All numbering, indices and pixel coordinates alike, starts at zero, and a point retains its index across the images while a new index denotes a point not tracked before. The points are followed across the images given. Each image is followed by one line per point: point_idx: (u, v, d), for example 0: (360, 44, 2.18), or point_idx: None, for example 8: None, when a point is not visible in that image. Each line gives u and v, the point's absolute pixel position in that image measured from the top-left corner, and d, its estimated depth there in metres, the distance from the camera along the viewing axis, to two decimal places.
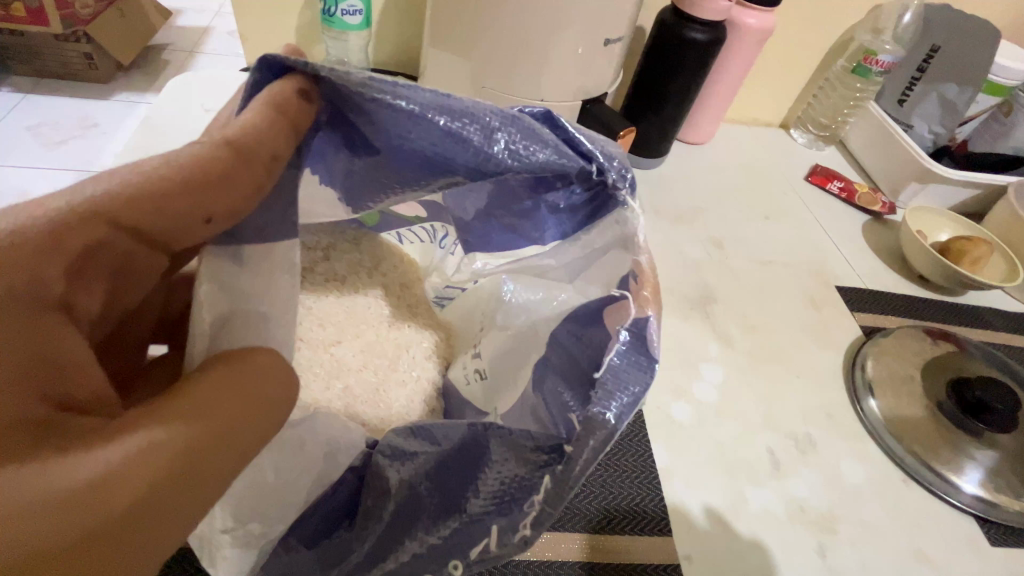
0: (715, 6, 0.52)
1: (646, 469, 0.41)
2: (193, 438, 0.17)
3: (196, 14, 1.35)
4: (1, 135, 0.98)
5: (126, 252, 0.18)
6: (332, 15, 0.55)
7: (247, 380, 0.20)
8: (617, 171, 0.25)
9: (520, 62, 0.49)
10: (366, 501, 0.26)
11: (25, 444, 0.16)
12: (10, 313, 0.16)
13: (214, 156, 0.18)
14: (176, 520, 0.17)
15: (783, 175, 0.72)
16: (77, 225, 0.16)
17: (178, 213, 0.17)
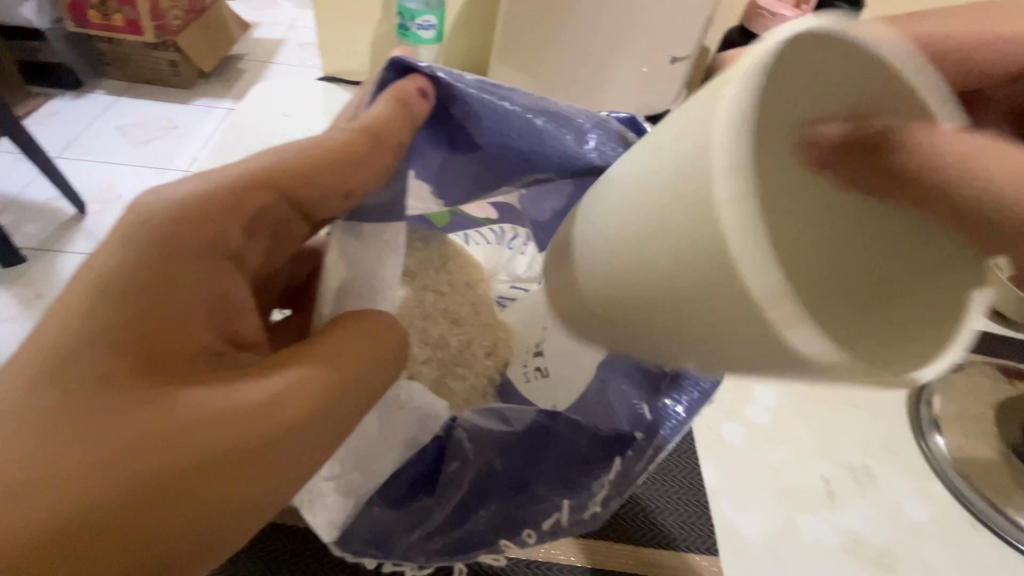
0: (786, 26, 0.51)
1: (694, 486, 0.41)
2: (326, 377, 0.22)
3: (272, 27, 1.44)
4: (95, 133, 1.07)
5: (283, 216, 0.24)
6: (407, 30, 0.58)
7: (363, 339, 0.24)
8: None
9: (586, 78, 0.50)
10: (445, 470, 0.31)
11: (205, 368, 0.21)
12: (196, 260, 0.22)
13: (353, 139, 0.23)
14: (313, 445, 0.22)
15: None
16: (251, 190, 0.22)
17: (323, 184, 0.23)
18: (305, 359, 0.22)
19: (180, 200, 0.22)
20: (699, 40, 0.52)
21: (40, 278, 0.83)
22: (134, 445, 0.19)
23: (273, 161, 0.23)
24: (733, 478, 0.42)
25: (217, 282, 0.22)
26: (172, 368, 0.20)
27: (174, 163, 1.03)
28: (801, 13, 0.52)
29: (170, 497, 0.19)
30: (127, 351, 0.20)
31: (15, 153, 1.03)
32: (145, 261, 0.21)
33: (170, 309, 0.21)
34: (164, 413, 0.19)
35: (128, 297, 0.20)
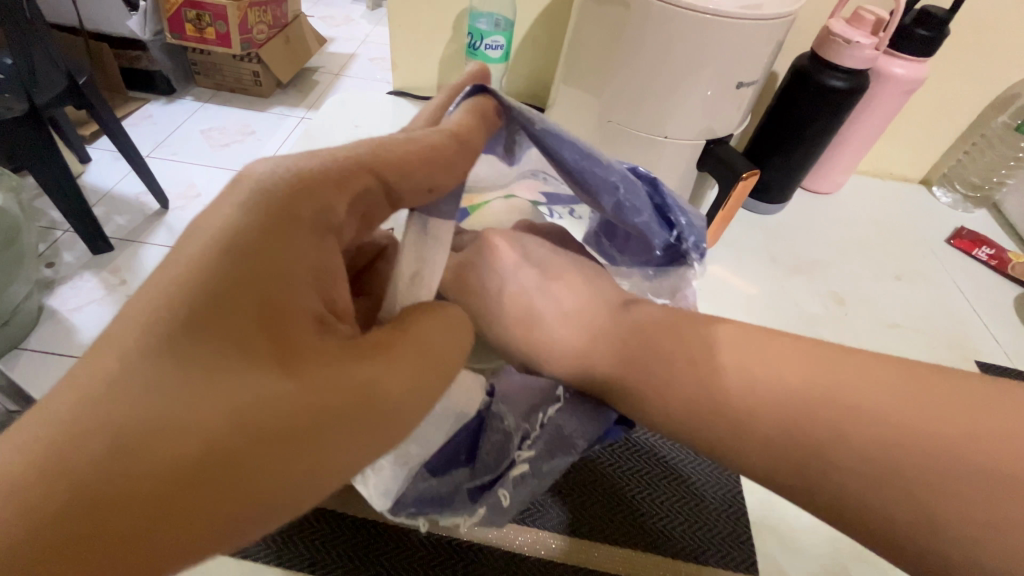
0: (861, 54, 0.50)
1: (732, 505, 0.43)
2: (410, 376, 0.21)
3: (346, 42, 1.52)
4: (183, 136, 1.17)
5: (379, 205, 0.21)
6: (476, 49, 0.61)
7: (443, 338, 0.23)
8: (692, 242, 0.34)
9: (649, 101, 0.50)
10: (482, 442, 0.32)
11: (307, 329, 0.19)
12: (303, 226, 0.19)
13: (443, 146, 0.22)
14: (384, 441, 0.20)
15: (920, 235, 0.67)
16: (354, 170, 0.20)
17: (417, 177, 0.22)
18: (404, 350, 0.22)
19: (293, 168, 0.19)
20: (768, 65, 0.51)
21: (125, 265, 0.91)
22: (249, 411, 0.17)
23: (377, 146, 0.21)
24: (775, 516, 0.42)
25: (322, 256, 0.19)
26: (289, 335, 0.18)
27: None
28: (879, 40, 0.51)
29: (267, 462, 0.17)
30: (246, 309, 0.17)
31: (113, 151, 1.13)
32: (260, 221, 0.18)
33: (285, 274, 0.18)
34: (284, 382, 0.18)
35: (231, 255, 0.17)
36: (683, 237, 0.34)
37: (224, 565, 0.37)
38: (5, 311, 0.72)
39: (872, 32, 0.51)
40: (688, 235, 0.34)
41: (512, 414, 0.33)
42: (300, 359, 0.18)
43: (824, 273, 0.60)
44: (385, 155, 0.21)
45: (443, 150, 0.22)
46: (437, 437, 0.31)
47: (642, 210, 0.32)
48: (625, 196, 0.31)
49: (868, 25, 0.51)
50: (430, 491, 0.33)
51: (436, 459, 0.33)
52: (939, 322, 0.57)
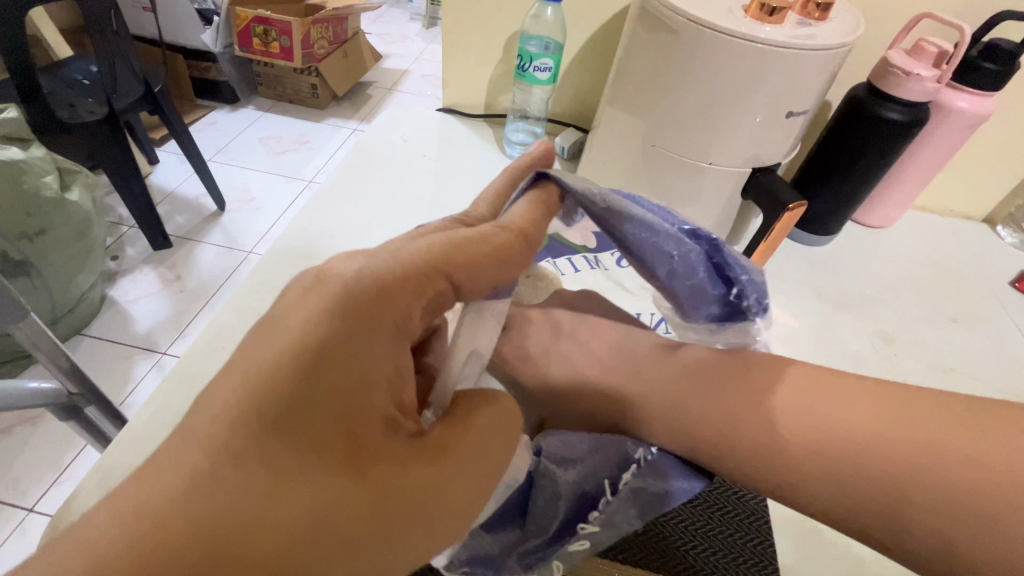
0: (920, 87, 0.48)
1: (759, 533, 0.41)
2: (457, 474, 0.23)
3: (399, 59, 1.58)
4: (243, 142, 1.23)
5: (443, 304, 0.23)
6: (525, 71, 0.63)
7: (491, 423, 0.25)
8: (757, 301, 0.30)
9: (693, 127, 0.50)
10: (536, 498, 0.32)
11: (379, 433, 0.21)
12: (382, 339, 0.21)
13: (509, 242, 0.25)
14: (434, 534, 0.22)
15: (981, 276, 0.64)
16: (426, 280, 0.22)
17: (483, 280, 0.24)
18: (462, 448, 0.24)
19: (373, 270, 0.21)
20: (821, 95, 0.51)
21: (181, 262, 0.96)
22: (323, 513, 0.19)
23: (450, 248, 0.23)
24: (812, 563, 0.40)
25: (395, 359, 0.22)
26: (362, 444, 0.21)
27: (301, 174, 1.16)
28: (942, 72, 0.49)
29: (337, 560, 0.20)
30: (335, 427, 0.20)
31: (179, 155, 1.21)
32: (344, 329, 0.20)
33: (365, 382, 0.21)
34: (359, 486, 0.20)
35: (316, 368, 0.20)
36: (744, 294, 0.30)
37: None
38: (72, 299, 0.78)
39: (935, 63, 0.49)
40: (750, 292, 0.29)
41: (574, 474, 0.32)
42: (368, 461, 0.21)
43: (873, 311, 0.58)
44: (455, 256, 0.23)
45: (509, 249, 0.25)
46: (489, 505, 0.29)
47: (697, 270, 0.30)
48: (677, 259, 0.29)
49: (931, 56, 0.49)
50: (481, 551, 0.32)
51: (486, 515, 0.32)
52: (1000, 373, 0.54)
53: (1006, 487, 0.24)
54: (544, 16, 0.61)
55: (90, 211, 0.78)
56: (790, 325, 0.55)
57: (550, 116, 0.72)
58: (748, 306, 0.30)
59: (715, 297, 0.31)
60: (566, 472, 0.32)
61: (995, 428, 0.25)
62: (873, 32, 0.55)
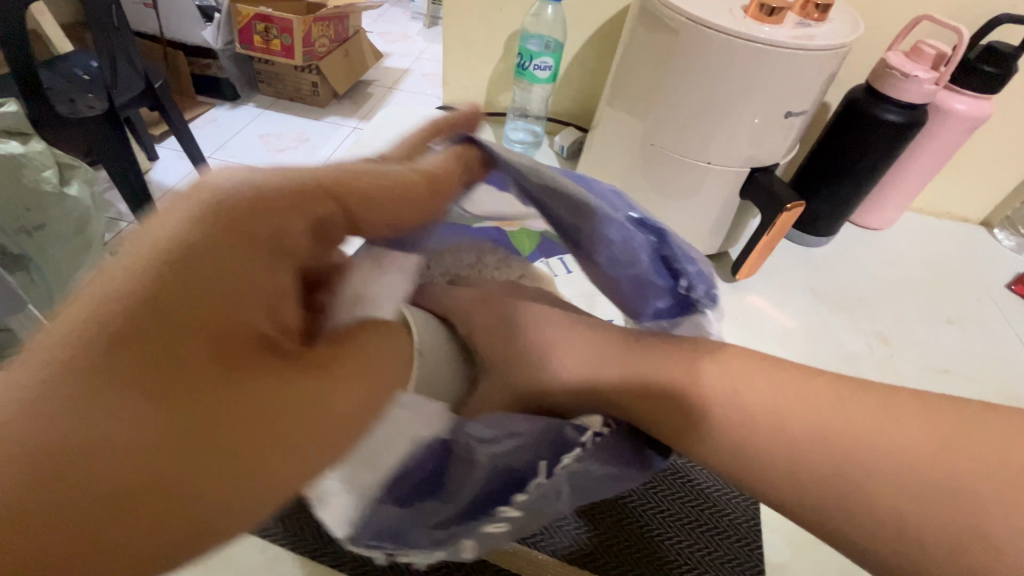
0: (918, 89, 0.49)
1: (751, 558, 0.40)
2: (348, 404, 0.20)
3: (401, 58, 1.58)
4: (243, 139, 1.23)
5: (331, 228, 0.21)
6: (525, 69, 0.63)
7: (388, 353, 0.23)
8: (705, 291, 0.30)
9: (692, 126, 0.50)
10: (457, 471, 0.29)
11: (247, 357, 0.18)
12: (255, 250, 0.18)
13: (415, 181, 0.23)
14: (312, 473, 0.19)
15: (977, 278, 0.64)
16: (314, 195, 0.20)
17: (384, 215, 0.22)
18: (348, 362, 0.21)
19: (253, 181, 0.18)
20: (819, 96, 0.51)
21: None
22: (159, 439, 0.16)
23: (349, 176, 0.21)
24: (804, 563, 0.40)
25: (274, 276, 0.19)
26: (221, 365, 0.17)
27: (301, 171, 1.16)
28: (940, 74, 0.49)
29: (178, 499, 0.16)
30: (191, 336, 0.17)
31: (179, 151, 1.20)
32: (202, 229, 0.17)
33: (242, 295, 0.18)
34: (223, 399, 0.17)
35: (163, 272, 0.16)
36: (693, 286, 0.30)
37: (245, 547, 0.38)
38: None
39: (933, 66, 0.50)
40: (698, 284, 0.29)
41: (506, 450, 0.28)
42: (232, 383, 0.17)
43: (869, 312, 0.58)
44: (350, 182, 0.21)
45: (416, 188, 0.23)
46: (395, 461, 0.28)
47: (638, 254, 0.30)
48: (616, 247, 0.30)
49: (929, 58, 0.49)
50: (392, 524, 0.29)
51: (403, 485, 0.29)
52: (994, 375, 0.54)
53: (1000, 482, 0.23)
54: (544, 15, 0.61)
55: (87, 206, 0.78)
56: (785, 327, 0.56)
57: (550, 115, 0.73)
58: (697, 299, 0.30)
59: (663, 288, 0.31)
60: (489, 448, 0.28)
61: (989, 422, 0.25)
62: (871, 33, 0.56)
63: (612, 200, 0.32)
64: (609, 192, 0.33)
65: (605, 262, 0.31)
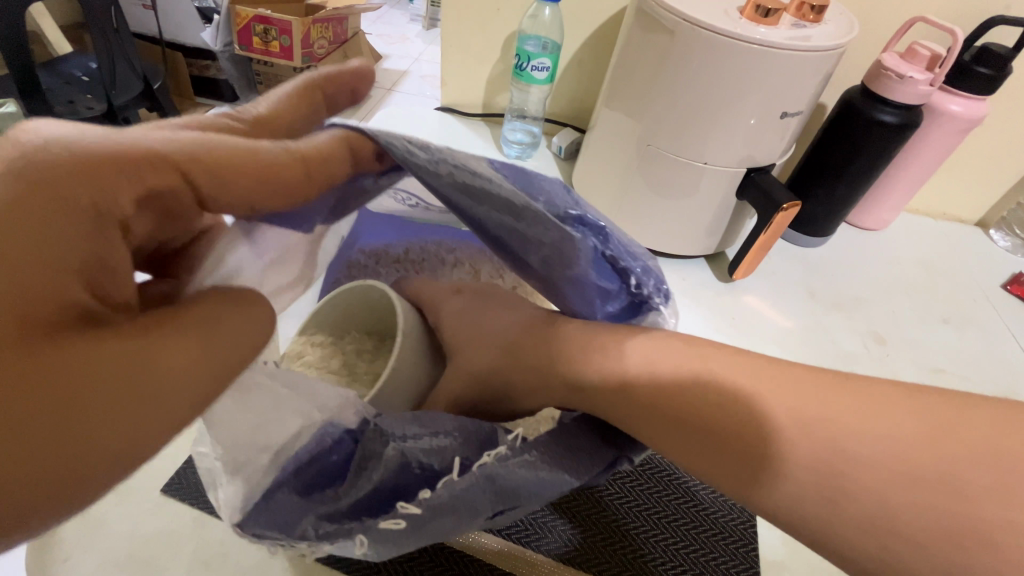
0: (913, 90, 0.49)
1: (745, 561, 0.40)
2: (182, 366, 0.23)
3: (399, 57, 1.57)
4: None
5: (171, 201, 0.23)
6: (522, 69, 0.63)
7: (238, 324, 0.26)
8: (653, 288, 0.37)
9: (688, 127, 0.50)
10: (361, 461, 0.32)
11: (68, 322, 0.20)
12: (76, 221, 0.20)
13: (286, 163, 0.25)
14: (146, 427, 0.22)
15: (973, 278, 0.64)
16: (150, 169, 0.21)
17: (236, 192, 0.23)
18: (175, 328, 0.23)
19: (73, 145, 0.20)
20: (815, 96, 0.51)
21: None
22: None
23: (198, 146, 0.22)
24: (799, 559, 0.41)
25: (97, 245, 0.21)
26: (39, 329, 0.20)
27: None
28: (935, 75, 0.50)
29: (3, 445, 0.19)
30: (10, 305, 0.19)
31: None
32: (13, 197, 0.19)
33: (48, 270, 0.20)
34: (24, 367, 0.19)
35: None
36: (643, 285, 0.37)
37: (239, 545, 0.38)
38: None
39: (928, 67, 0.50)
40: (644, 282, 0.37)
41: (415, 443, 0.32)
42: (50, 346, 0.20)
43: (865, 312, 0.58)
44: (199, 157, 0.22)
45: (285, 169, 0.25)
46: (276, 437, 0.33)
47: (583, 261, 0.35)
48: (544, 250, 0.34)
49: (923, 60, 0.50)
50: (288, 508, 0.31)
51: (302, 474, 0.33)
52: (989, 374, 0.54)
53: (990, 477, 0.23)
54: (541, 16, 0.62)
55: None
56: (782, 327, 0.56)
57: (547, 116, 0.73)
58: (646, 294, 0.37)
59: (616, 289, 0.37)
60: (395, 443, 0.31)
61: (979, 419, 0.25)
62: (867, 34, 0.56)
63: (546, 200, 0.35)
64: (555, 187, 0.36)
65: (534, 261, 0.35)
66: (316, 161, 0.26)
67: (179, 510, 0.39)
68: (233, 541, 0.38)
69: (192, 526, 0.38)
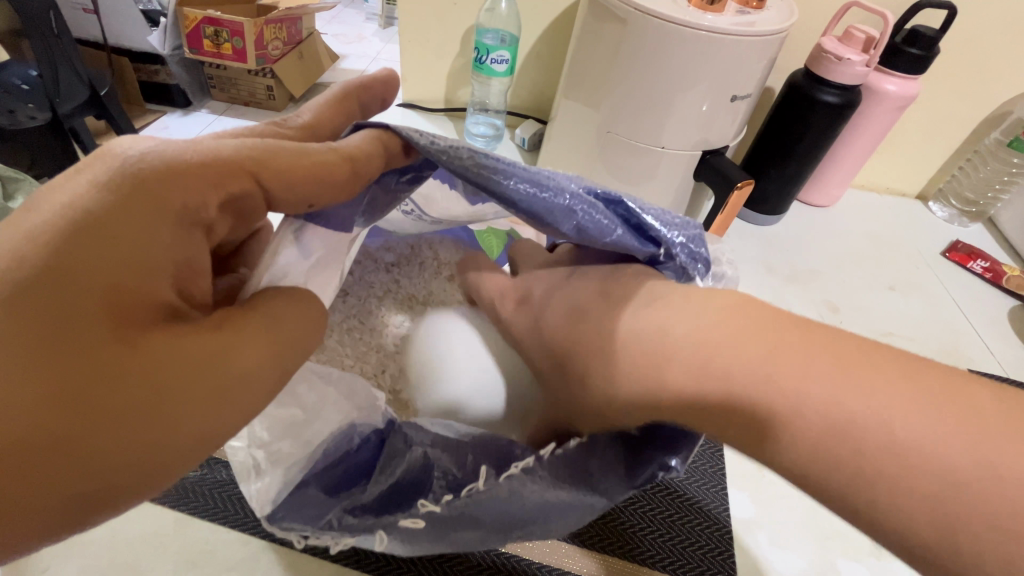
0: (851, 71, 0.52)
1: (718, 521, 0.43)
2: (254, 360, 0.22)
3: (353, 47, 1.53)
4: None
5: (244, 201, 0.23)
6: (482, 63, 0.64)
7: (298, 313, 0.25)
8: (684, 252, 0.31)
9: (647, 113, 0.52)
10: (386, 460, 0.31)
11: (152, 318, 0.20)
12: (163, 218, 0.21)
13: (338, 165, 0.25)
14: (221, 420, 0.21)
15: (915, 247, 0.69)
16: (226, 172, 0.22)
17: (301, 197, 0.24)
18: (250, 326, 0.23)
19: (158, 154, 0.21)
20: (762, 80, 0.53)
21: None
22: (80, 385, 0.19)
23: (265, 153, 0.23)
24: (767, 515, 0.44)
25: (182, 247, 0.21)
26: (130, 323, 0.20)
27: None
28: (870, 57, 0.53)
29: (100, 436, 0.19)
30: (101, 299, 0.19)
31: None
32: (108, 200, 0.20)
33: (136, 267, 0.20)
34: (124, 359, 0.19)
35: (78, 238, 0.19)
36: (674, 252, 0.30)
37: (227, 543, 0.38)
38: None
39: (863, 49, 0.53)
40: (678, 248, 0.30)
41: (441, 449, 0.30)
42: (138, 337, 0.20)
43: (819, 283, 0.62)
44: (266, 161, 0.23)
45: (334, 170, 0.25)
46: (313, 436, 0.32)
47: (611, 227, 0.29)
48: (585, 216, 0.29)
49: (858, 42, 0.53)
50: (315, 501, 0.30)
51: (332, 472, 0.31)
52: (933, 334, 0.58)
53: None
54: (498, 10, 0.63)
55: None
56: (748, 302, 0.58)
57: (509, 109, 0.74)
58: (683, 262, 0.31)
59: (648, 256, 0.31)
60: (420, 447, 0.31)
61: None
62: (806, 20, 0.59)
63: (563, 174, 0.32)
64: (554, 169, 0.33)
65: (575, 234, 0.29)
66: (365, 163, 0.26)
67: (162, 512, 0.39)
68: (218, 538, 0.38)
69: (176, 526, 0.38)
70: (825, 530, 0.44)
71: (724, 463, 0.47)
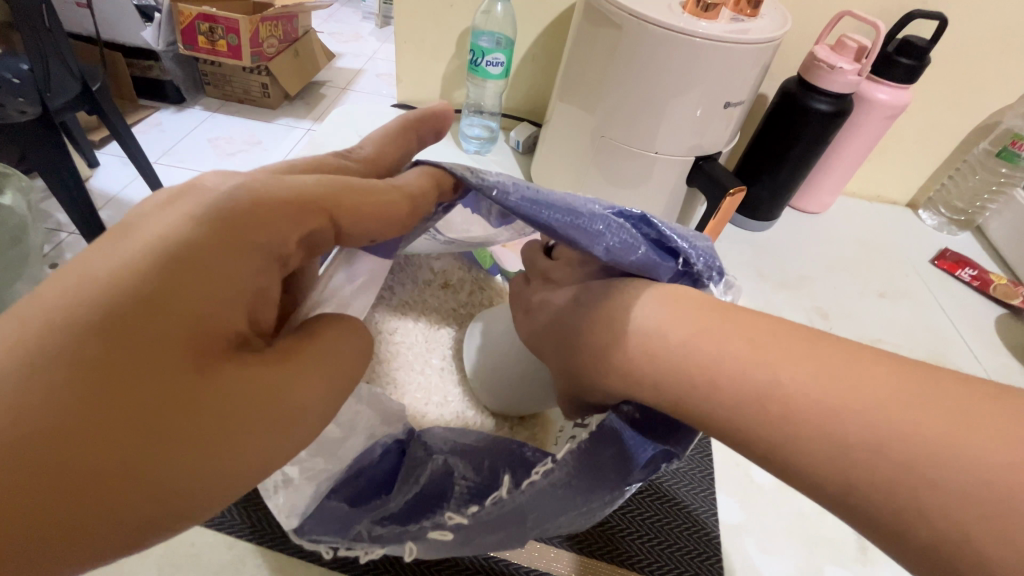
0: (844, 79, 0.52)
1: (706, 526, 0.43)
2: (317, 389, 0.22)
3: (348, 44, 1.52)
4: None
5: (316, 238, 0.22)
6: (477, 65, 0.64)
7: (353, 342, 0.25)
8: (703, 261, 0.30)
9: (643, 119, 0.52)
10: (407, 473, 0.33)
11: (225, 349, 0.20)
12: (245, 254, 0.20)
13: (401, 203, 0.24)
14: (282, 449, 0.21)
15: (904, 255, 0.69)
16: (306, 211, 0.21)
17: (364, 235, 0.24)
18: (314, 356, 0.23)
19: (242, 188, 0.21)
20: (755, 87, 0.54)
21: None
22: (159, 418, 0.18)
23: (339, 190, 0.22)
24: (755, 521, 0.44)
25: (259, 280, 0.21)
26: (209, 355, 0.19)
27: None
28: (862, 66, 0.53)
29: (172, 470, 0.18)
30: (182, 333, 0.19)
31: None
32: (191, 230, 0.19)
33: (219, 299, 0.19)
34: (203, 391, 0.19)
35: (162, 267, 0.19)
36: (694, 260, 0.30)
37: (213, 544, 0.38)
38: None
39: (855, 58, 0.53)
40: (698, 256, 0.30)
41: (461, 457, 0.32)
42: (216, 369, 0.19)
43: (809, 289, 0.62)
44: (342, 199, 0.22)
45: (398, 209, 0.24)
46: (346, 452, 0.32)
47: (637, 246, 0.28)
48: (613, 237, 0.27)
49: (851, 51, 0.53)
50: (339, 514, 0.30)
51: (354, 484, 0.32)
52: (920, 341, 0.59)
53: None
54: (494, 12, 0.63)
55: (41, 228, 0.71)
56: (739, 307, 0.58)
57: (504, 111, 0.74)
58: (701, 270, 0.30)
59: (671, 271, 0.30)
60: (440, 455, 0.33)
61: None
62: (799, 28, 0.59)
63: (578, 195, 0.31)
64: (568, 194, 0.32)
65: (606, 256, 0.27)
66: (424, 199, 0.26)
67: None
68: (204, 540, 0.38)
69: None
70: (812, 535, 0.44)
71: (712, 468, 0.47)
